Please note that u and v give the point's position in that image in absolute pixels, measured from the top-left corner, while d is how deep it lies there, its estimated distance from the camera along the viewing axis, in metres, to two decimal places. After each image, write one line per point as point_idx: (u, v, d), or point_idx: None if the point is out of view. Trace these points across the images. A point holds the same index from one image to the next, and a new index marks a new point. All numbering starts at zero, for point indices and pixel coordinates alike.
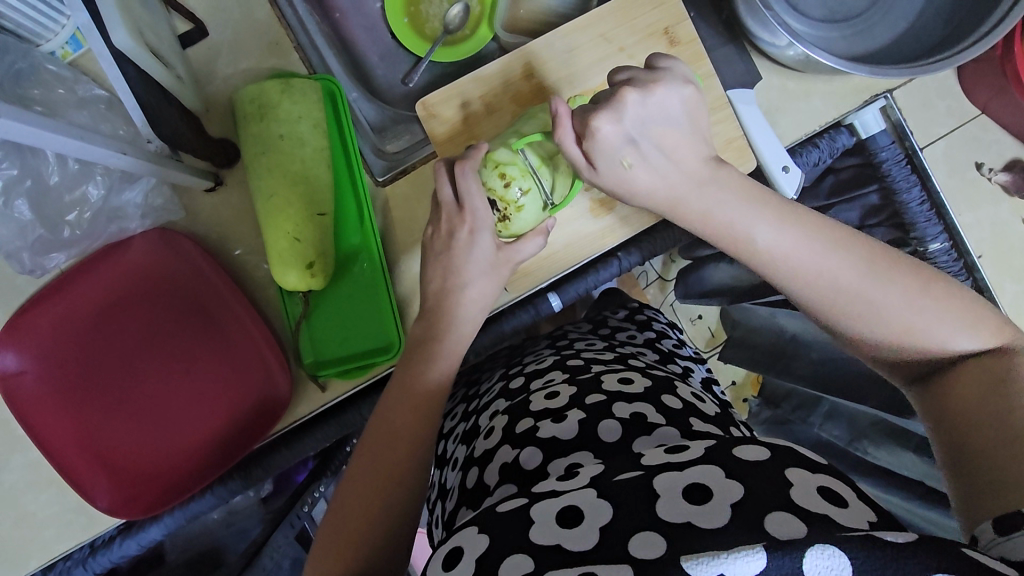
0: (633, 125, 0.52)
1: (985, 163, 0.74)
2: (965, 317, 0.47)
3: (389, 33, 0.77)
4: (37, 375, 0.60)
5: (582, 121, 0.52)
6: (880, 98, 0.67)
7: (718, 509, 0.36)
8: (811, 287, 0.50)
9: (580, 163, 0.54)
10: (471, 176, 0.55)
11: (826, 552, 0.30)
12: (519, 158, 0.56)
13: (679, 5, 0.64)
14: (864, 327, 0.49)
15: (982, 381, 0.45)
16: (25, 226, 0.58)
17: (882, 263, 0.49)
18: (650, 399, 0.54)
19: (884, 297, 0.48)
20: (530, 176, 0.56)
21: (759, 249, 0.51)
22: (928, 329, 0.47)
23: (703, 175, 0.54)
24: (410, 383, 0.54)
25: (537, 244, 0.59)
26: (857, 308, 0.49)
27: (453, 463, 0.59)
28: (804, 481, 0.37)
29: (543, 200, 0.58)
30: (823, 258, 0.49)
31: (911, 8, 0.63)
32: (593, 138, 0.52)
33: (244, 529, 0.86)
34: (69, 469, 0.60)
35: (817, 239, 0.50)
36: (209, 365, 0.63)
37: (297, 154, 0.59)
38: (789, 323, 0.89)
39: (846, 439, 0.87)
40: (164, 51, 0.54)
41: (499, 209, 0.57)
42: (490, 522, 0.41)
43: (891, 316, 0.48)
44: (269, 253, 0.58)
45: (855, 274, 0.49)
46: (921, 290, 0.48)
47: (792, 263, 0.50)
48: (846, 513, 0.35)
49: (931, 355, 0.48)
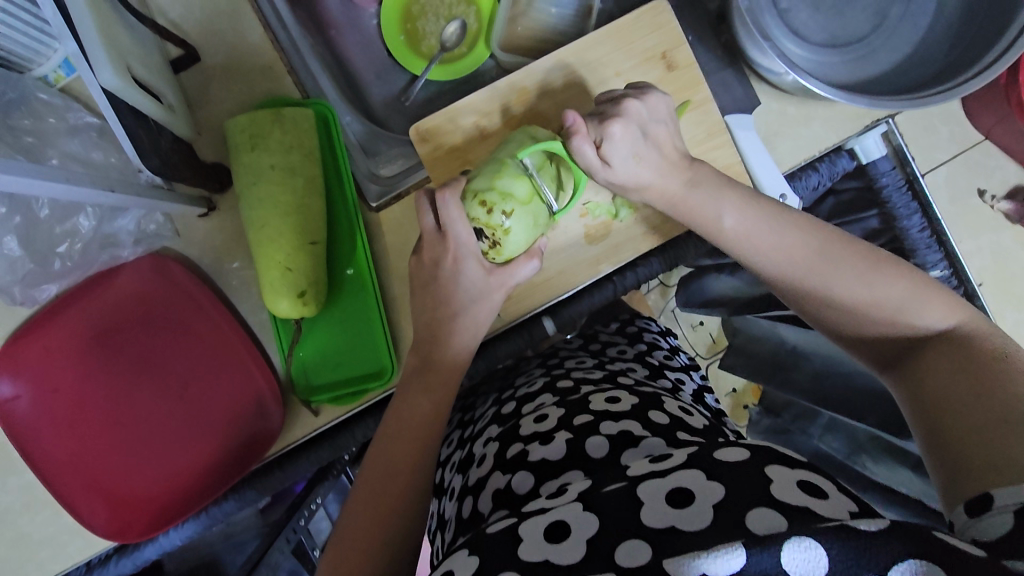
0: (637, 128, 0.54)
1: (988, 190, 0.74)
2: (918, 292, 0.48)
3: (384, 50, 0.76)
4: (32, 400, 0.61)
5: (596, 125, 0.54)
6: (880, 123, 0.65)
7: (701, 509, 0.36)
8: (771, 268, 0.52)
9: (594, 162, 0.54)
10: (452, 204, 0.54)
11: (802, 545, 0.31)
12: (498, 183, 0.53)
13: (677, 29, 0.63)
14: (821, 302, 0.51)
15: (944, 359, 0.45)
16: (15, 262, 0.58)
17: (839, 247, 0.51)
18: (637, 416, 0.53)
19: (838, 279, 0.50)
20: (512, 198, 0.53)
21: (727, 230, 0.54)
22: (887, 305, 0.48)
23: (682, 166, 0.56)
24: (401, 418, 0.54)
25: (532, 267, 0.57)
26: (816, 286, 0.51)
27: (450, 492, 0.59)
28: (784, 476, 0.37)
29: (531, 223, 0.55)
30: (781, 239, 0.52)
31: (915, 32, 0.62)
32: (608, 138, 0.53)
33: (242, 542, 0.86)
34: (65, 495, 0.60)
35: (775, 222, 0.53)
36: (201, 388, 0.63)
37: (290, 185, 0.58)
38: (790, 334, 0.87)
39: (845, 452, 0.86)
40: (155, 81, 0.54)
41: (486, 237, 0.55)
42: (481, 543, 0.41)
43: (848, 293, 0.50)
44: (261, 282, 0.58)
45: (810, 254, 0.51)
46: (876, 270, 0.49)
47: (754, 246, 0.53)
48: (826, 505, 0.35)
49: (892, 334, 0.49)
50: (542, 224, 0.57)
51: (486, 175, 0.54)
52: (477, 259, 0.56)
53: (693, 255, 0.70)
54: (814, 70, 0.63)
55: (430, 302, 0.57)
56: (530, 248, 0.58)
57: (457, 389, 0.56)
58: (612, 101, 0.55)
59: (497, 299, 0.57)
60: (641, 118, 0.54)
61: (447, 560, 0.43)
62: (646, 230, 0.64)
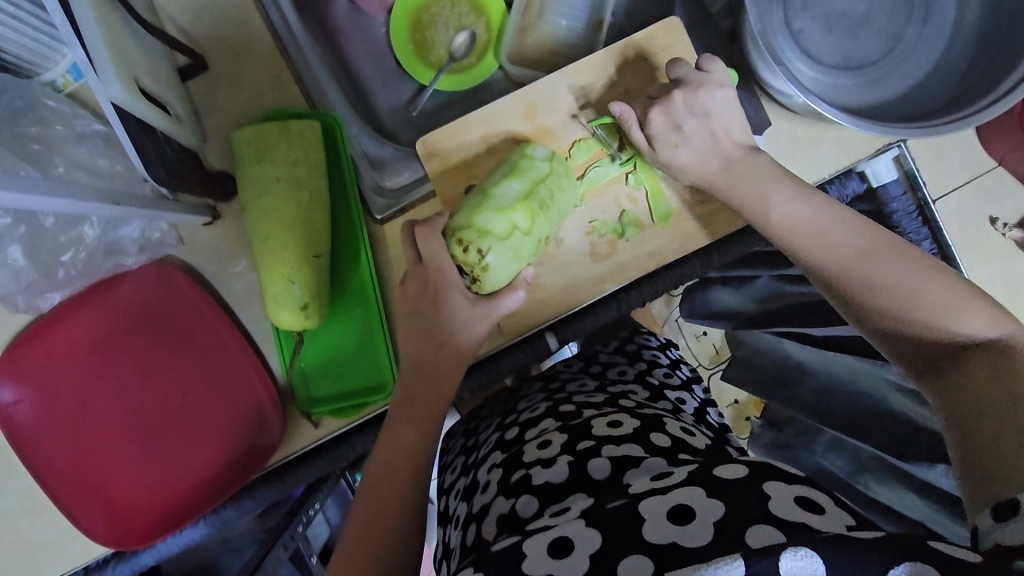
0: (686, 112, 0.57)
1: (1000, 218, 0.74)
2: (967, 301, 0.47)
3: (393, 58, 0.76)
4: (33, 405, 0.61)
5: (644, 110, 0.59)
6: (892, 147, 0.64)
7: (701, 524, 0.36)
8: (816, 258, 0.52)
9: (642, 144, 0.59)
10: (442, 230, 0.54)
11: (798, 554, 0.31)
12: (474, 220, 0.54)
13: (686, 49, 0.63)
14: (860, 299, 0.50)
15: (987, 368, 0.43)
16: (20, 271, 0.58)
17: (890, 247, 0.51)
18: (638, 438, 0.53)
19: (885, 273, 0.49)
20: (486, 235, 0.53)
21: (773, 218, 0.54)
22: (931, 310, 0.47)
23: (734, 156, 0.57)
24: (399, 433, 0.54)
25: (517, 298, 0.57)
26: (858, 280, 0.50)
27: (455, 521, 0.58)
28: (782, 492, 0.37)
29: (510, 258, 0.55)
30: (830, 233, 0.52)
31: (928, 57, 0.62)
32: (649, 125, 0.57)
33: (239, 548, 0.86)
34: (64, 501, 0.60)
35: (823, 216, 0.53)
36: (201, 397, 0.63)
37: (295, 198, 0.58)
38: (796, 349, 0.87)
39: (848, 472, 0.84)
40: (163, 91, 0.54)
41: (467, 273, 0.55)
42: (485, 563, 0.41)
43: (892, 289, 0.49)
44: (264, 295, 0.58)
45: (858, 249, 0.51)
46: (927, 273, 0.49)
47: (798, 236, 0.53)
48: (823, 519, 0.35)
49: (929, 340, 0.47)
50: (525, 257, 0.56)
51: (466, 211, 0.55)
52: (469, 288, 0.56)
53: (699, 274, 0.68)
54: (825, 92, 0.62)
55: (424, 323, 0.55)
56: (515, 279, 0.57)
57: (446, 409, 0.56)
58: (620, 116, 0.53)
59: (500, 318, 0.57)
60: (693, 105, 0.57)
61: None
62: (652, 249, 0.64)
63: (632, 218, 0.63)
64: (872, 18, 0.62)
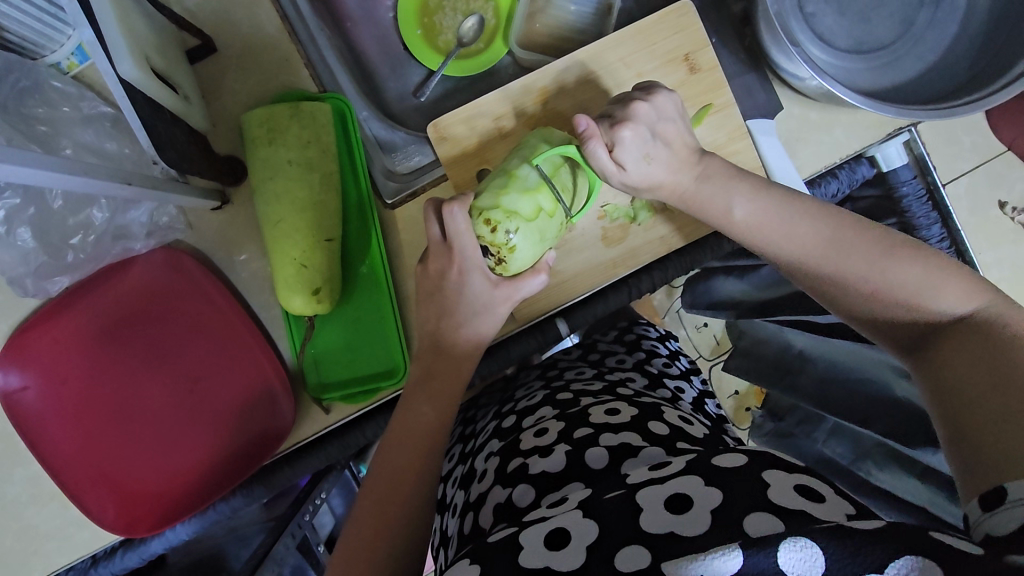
0: (647, 130, 0.53)
1: (1008, 202, 0.75)
2: (934, 275, 0.47)
3: (400, 43, 0.75)
4: (39, 392, 0.60)
5: (606, 129, 0.53)
6: (903, 131, 0.65)
7: (698, 516, 0.35)
8: (783, 254, 0.52)
9: (609, 168, 0.54)
10: (460, 215, 0.53)
11: (798, 544, 0.30)
12: (501, 200, 0.53)
13: (700, 31, 0.61)
14: (838, 290, 0.50)
15: (965, 348, 0.43)
16: (29, 253, 0.57)
17: (850, 230, 0.50)
18: (637, 427, 0.52)
19: (851, 261, 0.49)
20: (515, 216, 0.52)
21: (736, 219, 0.54)
22: (902, 291, 0.47)
23: (692, 161, 0.56)
24: (405, 425, 0.53)
25: (540, 281, 0.57)
26: (829, 271, 0.50)
27: (453, 509, 0.57)
28: (781, 480, 0.37)
29: (535, 240, 0.54)
30: (792, 226, 0.52)
31: (942, 39, 0.61)
32: (618, 144, 0.53)
33: (246, 537, 0.85)
34: (73, 489, 0.60)
35: (784, 209, 0.53)
36: (212, 383, 0.62)
37: (305, 181, 0.57)
38: (800, 339, 0.85)
39: (849, 458, 0.84)
40: (171, 71, 0.53)
41: (492, 254, 0.54)
42: (482, 553, 0.40)
43: (862, 279, 0.49)
44: (275, 279, 0.57)
45: (821, 240, 0.51)
46: (893, 255, 0.48)
47: (763, 233, 0.53)
48: (823, 508, 0.34)
49: (911, 319, 0.47)
50: (548, 240, 0.56)
51: (491, 192, 0.53)
52: (482, 272, 0.55)
53: (710, 259, 0.68)
54: (837, 76, 0.62)
55: (440, 307, 0.56)
56: (537, 263, 0.57)
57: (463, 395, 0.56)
58: (625, 99, 0.56)
59: (512, 305, 0.57)
60: (650, 118, 0.54)
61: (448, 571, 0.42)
62: (663, 234, 0.64)
63: (644, 203, 0.63)
64: (884, 1, 0.62)
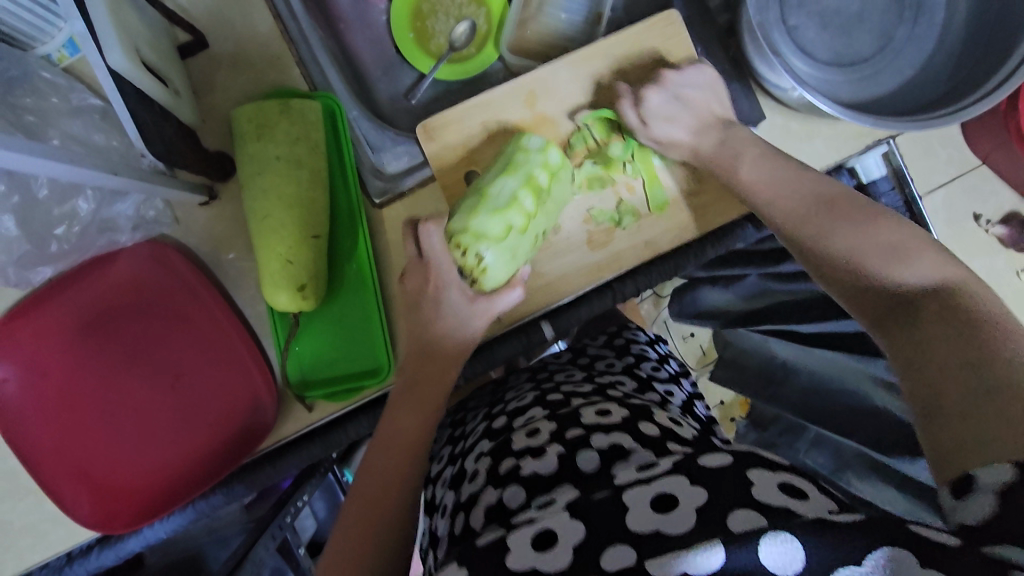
0: (670, 91, 0.60)
1: (984, 215, 0.77)
2: (909, 245, 0.48)
3: (393, 47, 0.76)
4: (21, 383, 0.60)
5: (634, 91, 0.61)
6: (881, 143, 0.66)
7: (684, 513, 0.36)
8: (778, 214, 0.55)
9: (635, 123, 0.60)
10: (435, 236, 0.57)
11: (778, 538, 0.31)
12: (471, 224, 0.56)
13: (687, 43, 0.63)
14: (818, 251, 0.52)
15: (936, 320, 0.44)
16: (12, 242, 0.57)
17: (841, 199, 0.53)
18: (627, 428, 0.52)
19: (836, 224, 0.51)
20: (483, 239, 0.55)
21: (741, 179, 0.57)
22: (876, 258, 0.49)
23: (709, 121, 0.60)
24: (388, 436, 0.53)
25: (515, 296, 0.59)
26: (813, 229, 0.52)
27: (442, 510, 0.57)
28: (766, 479, 0.37)
29: (507, 258, 0.57)
30: (791, 189, 0.55)
31: (919, 54, 0.63)
32: (644, 103, 0.59)
33: (225, 538, 0.85)
34: (49, 483, 0.59)
35: (783, 172, 0.56)
36: (194, 379, 0.62)
37: (294, 177, 0.58)
38: (783, 349, 0.85)
39: (829, 468, 0.84)
40: (162, 65, 0.54)
41: (466, 275, 0.57)
42: (470, 556, 0.40)
43: (841, 242, 0.50)
44: (261, 275, 0.57)
45: (813, 204, 0.53)
46: (877, 222, 0.50)
47: (762, 194, 0.56)
48: (807, 504, 0.35)
49: (883, 286, 0.48)
50: (523, 256, 0.58)
51: (462, 214, 0.56)
52: (458, 289, 0.58)
53: (693, 266, 0.69)
54: (818, 87, 0.64)
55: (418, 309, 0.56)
56: (512, 278, 0.59)
57: (443, 392, 0.57)
58: None
59: (489, 318, 0.59)
60: (676, 83, 0.60)
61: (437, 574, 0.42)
62: (650, 239, 0.64)
63: (630, 208, 0.63)
64: (865, 17, 0.64)
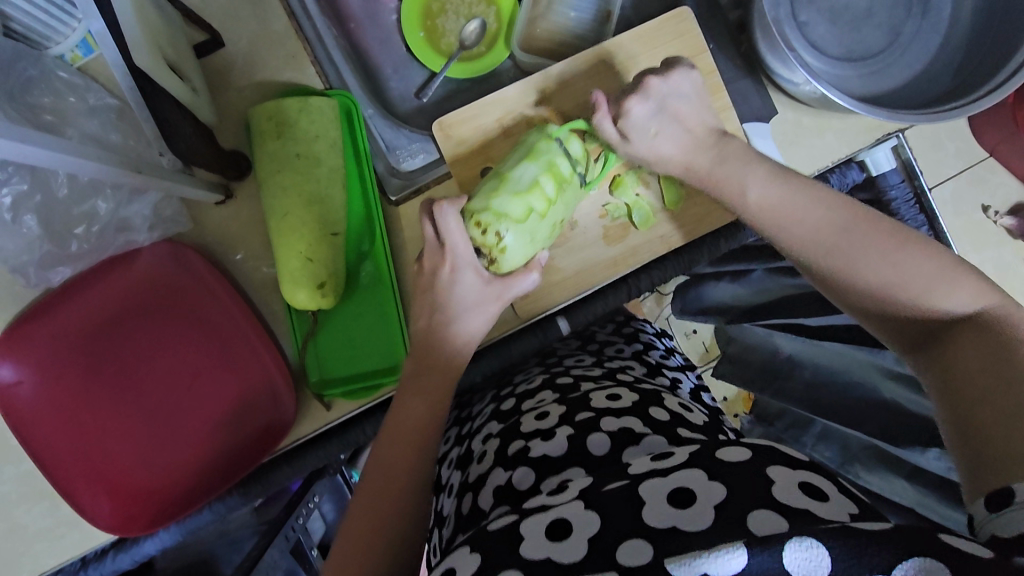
0: (655, 104, 0.54)
1: (991, 207, 0.79)
2: (947, 276, 0.47)
3: (403, 46, 0.75)
4: (36, 387, 0.59)
5: (617, 104, 0.55)
6: (892, 137, 0.67)
7: (701, 509, 0.36)
8: (795, 243, 0.52)
9: (614, 138, 0.56)
10: (451, 215, 0.54)
11: (804, 544, 0.31)
12: (492, 204, 0.54)
13: (698, 36, 0.64)
14: (845, 282, 0.50)
15: (974, 345, 0.44)
16: (34, 241, 0.57)
17: (865, 222, 0.50)
18: (638, 412, 0.53)
19: (863, 256, 0.49)
20: (505, 219, 0.54)
21: (750, 202, 0.54)
22: (909, 286, 0.47)
23: (708, 141, 0.56)
24: (393, 423, 0.53)
25: (530, 280, 0.58)
26: (836, 260, 0.50)
27: (449, 489, 0.58)
28: (786, 478, 0.38)
29: (526, 240, 0.56)
30: (806, 214, 0.51)
31: (928, 49, 0.64)
32: (626, 117, 0.54)
33: (237, 540, 0.84)
34: (66, 488, 0.58)
35: (801, 197, 0.52)
36: (212, 379, 0.61)
37: (313, 174, 0.58)
38: (785, 344, 0.86)
39: (837, 462, 0.84)
40: (181, 62, 0.54)
41: (484, 254, 0.56)
42: (483, 542, 0.40)
43: (867, 271, 0.48)
44: (280, 272, 0.57)
45: (832, 230, 0.50)
46: (906, 250, 0.48)
47: (777, 218, 0.52)
48: (826, 507, 0.35)
49: (914, 316, 0.47)
50: (540, 241, 0.57)
51: (483, 195, 0.55)
52: (474, 270, 0.56)
53: (705, 259, 0.69)
54: (831, 81, 0.65)
55: (433, 305, 0.56)
56: (529, 262, 0.58)
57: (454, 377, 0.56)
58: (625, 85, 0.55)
59: (501, 303, 0.57)
60: (663, 93, 0.55)
61: (448, 556, 0.42)
62: (663, 234, 0.65)
63: (642, 204, 0.64)
64: (874, 13, 0.65)
